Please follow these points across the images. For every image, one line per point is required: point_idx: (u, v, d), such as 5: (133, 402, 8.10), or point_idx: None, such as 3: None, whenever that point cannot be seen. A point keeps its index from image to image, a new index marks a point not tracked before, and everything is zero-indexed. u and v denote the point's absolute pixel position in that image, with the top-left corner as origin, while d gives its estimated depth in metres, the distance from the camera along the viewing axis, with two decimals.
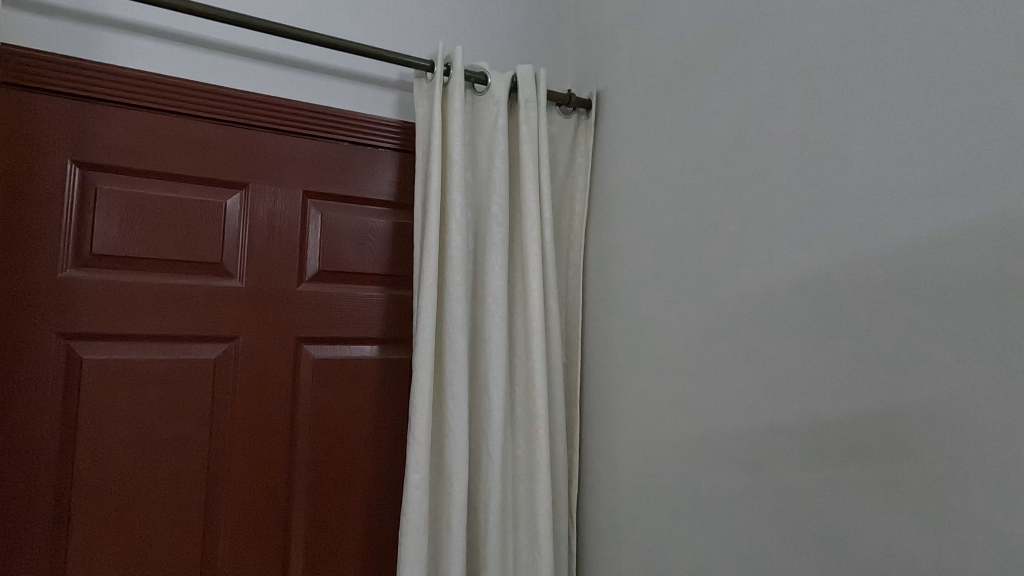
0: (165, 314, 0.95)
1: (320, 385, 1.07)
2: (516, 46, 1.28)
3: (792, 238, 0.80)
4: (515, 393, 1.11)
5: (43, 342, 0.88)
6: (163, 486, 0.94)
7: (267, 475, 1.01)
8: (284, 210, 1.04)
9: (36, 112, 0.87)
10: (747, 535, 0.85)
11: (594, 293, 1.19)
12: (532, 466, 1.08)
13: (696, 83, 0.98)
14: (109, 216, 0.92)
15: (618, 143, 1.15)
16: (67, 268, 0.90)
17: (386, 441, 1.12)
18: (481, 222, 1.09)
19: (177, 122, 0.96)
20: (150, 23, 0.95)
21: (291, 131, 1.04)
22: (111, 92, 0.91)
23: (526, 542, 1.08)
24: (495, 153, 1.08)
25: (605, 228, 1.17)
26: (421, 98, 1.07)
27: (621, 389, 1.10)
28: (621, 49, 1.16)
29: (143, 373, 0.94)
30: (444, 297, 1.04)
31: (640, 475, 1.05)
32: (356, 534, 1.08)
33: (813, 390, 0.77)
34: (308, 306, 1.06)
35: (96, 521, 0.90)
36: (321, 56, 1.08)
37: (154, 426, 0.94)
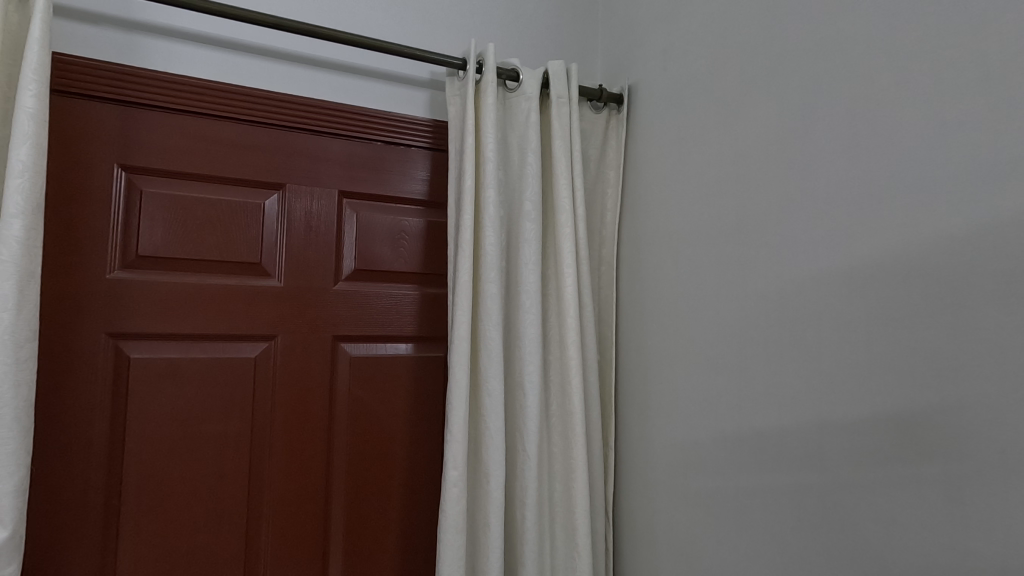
0: (207, 314, 0.97)
1: (357, 384, 1.08)
2: (545, 42, 1.28)
3: (836, 231, 0.78)
4: (550, 391, 1.11)
5: (93, 342, 0.90)
6: (207, 483, 0.96)
7: (307, 473, 1.02)
8: (319, 211, 1.05)
9: (83, 118, 0.90)
10: (792, 535, 0.82)
11: (628, 289, 1.18)
12: (568, 465, 1.08)
13: (732, 74, 0.96)
14: (153, 218, 0.94)
15: (651, 136, 1.13)
16: (115, 270, 0.92)
17: (422, 439, 1.13)
18: (514, 219, 1.09)
19: (216, 125, 0.98)
20: (188, 27, 0.96)
21: (325, 131, 1.05)
22: (153, 97, 0.93)
23: (564, 540, 1.08)
24: (528, 149, 1.08)
25: (639, 224, 1.15)
26: (453, 96, 1.08)
27: (658, 387, 1.09)
28: (653, 42, 1.15)
29: (187, 372, 0.96)
30: (478, 295, 1.04)
31: (678, 474, 1.03)
32: (395, 532, 1.09)
33: (860, 387, 0.74)
34: (344, 305, 1.07)
35: (145, 517, 0.92)
36: (353, 56, 1.09)
37: (199, 424, 0.96)
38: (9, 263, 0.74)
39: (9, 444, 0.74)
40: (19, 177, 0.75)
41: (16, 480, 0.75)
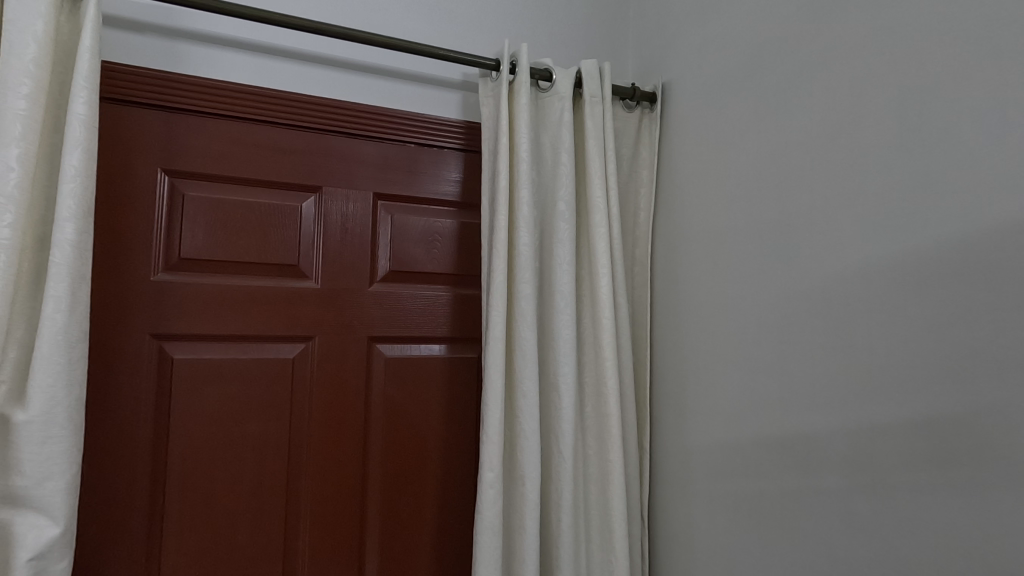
0: (247, 316, 0.99)
1: (393, 384, 1.08)
2: (576, 42, 1.27)
3: (883, 229, 0.76)
4: (585, 392, 1.10)
5: (138, 343, 0.92)
6: (247, 483, 0.98)
7: (343, 473, 1.03)
8: (354, 212, 1.06)
9: (129, 124, 0.92)
10: (839, 540, 0.80)
11: (662, 290, 1.17)
12: (604, 467, 1.07)
13: (770, 69, 0.94)
14: (194, 221, 0.96)
15: (686, 135, 1.12)
16: (158, 271, 0.94)
17: (457, 439, 1.13)
18: (548, 220, 1.08)
19: (254, 129, 0.99)
20: (228, 33, 0.98)
21: (360, 134, 1.06)
22: (194, 103, 0.95)
23: (599, 543, 1.07)
24: (561, 150, 1.07)
25: (673, 223, 1.14)
26: (487, 97, 1.08)
27: (695, 388, 1.07)
28: (686, 40, 1.13)
29: (227, 373, 0.97)
30: (513, 296, 1.04)
31: (717, 477, 1.02)
32: (429, 533, 1.09)
33: (910, 388, 0.72)
34: (379, 306, 1.07)
35: (188, 516, 0.94)
36: (387, 58, 1.10)
37: (239, 424, 0.98)
38: (62, 265, 0.76)
39: (62, 443, 0.76)
40: (71, 182, 0.77)
41: (69, 477, 0.77)
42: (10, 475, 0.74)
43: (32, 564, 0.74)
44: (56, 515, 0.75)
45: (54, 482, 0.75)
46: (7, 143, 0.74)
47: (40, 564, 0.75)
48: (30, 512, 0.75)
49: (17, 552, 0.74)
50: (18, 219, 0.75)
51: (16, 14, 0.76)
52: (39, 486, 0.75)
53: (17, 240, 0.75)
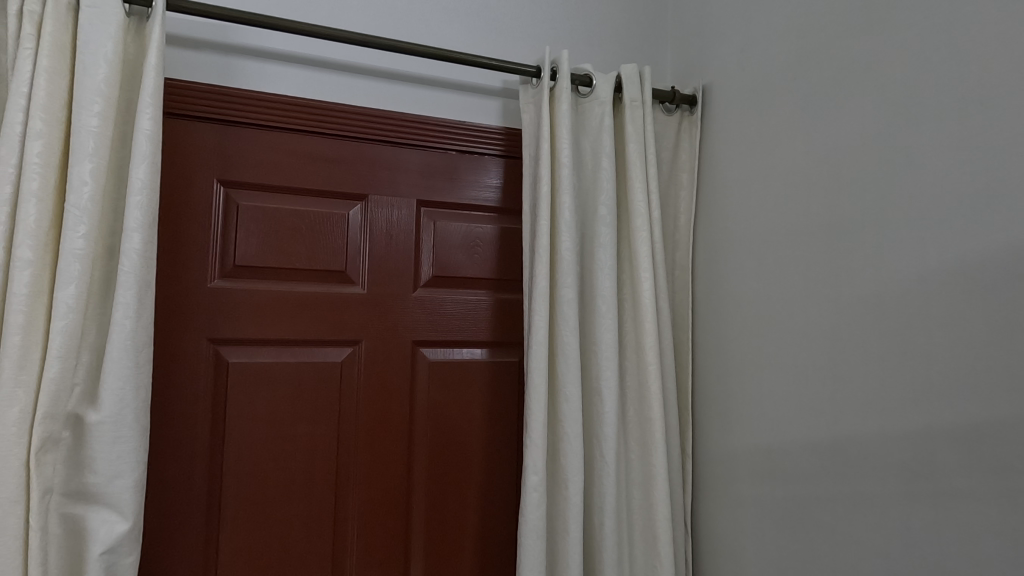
0: (297, 320, 1.02)
1: (436, 387, 1.10)
2: (614, 46, 1.27)
3: (938, 231, 0.74)
4: (627, 396, 1.10)
5: (197, 347, 0.96)
6: (299, 483, 1.00)
7: (389, 475, 1.05)
8: (399, 219, 1.08)
9: (188, 137, 0.96)
10: (895, 548, 0.78)
11: (703, 293, 1.16)
12: (647, 472, 1.07)
13: (817, 69, 0.92)
14: (247, 229, 0.99)
15: (728, 137, 1.11)
16: (214, 278, 0.98)
17: (499, 442, 1.14)
18: (589, 225, 1.09)
19: (304, 139, 1.03)
20: (278, 48, 1.01)
21: (404, 142, 1.09)
22: (248, 116, 0.98)
23: (643, 548, 1.07)
24: (602, 154, 1.08)
25: (715, 226, 1.13)
26: (528, 104, 1.09)
27: (740, 393, 1.06)
28: (727, 41, 1.12)
29: (280, 375, 1.00)
30: (555, 300, 1.05)
31: (762, 484, 1.00)
32: (472, 535, 1.10)
33: (969, 395, 0.70)
34: (423, 310, 1.09)
35: (243, 514, 0.97)
36: (429, 68, 1.12)
37: (291, 426, 1.01)
38: (130, 273, 0.80)
39: (131, 442, 0.80)
40: (138, 195, 0.81)
41: (137, 475, 0.81)
42: (84, 473, 0.79)
43: (103, 558, 0.78)
44: (125, 511, 0.79)
45: (123, 480, 0.79)
46: (81, 158, 0.79)
47: (111, 557, 0.78)
48: (103, 507, 0.79)
49: (91, 546, 0.77)
50: (91, 231, 0.79)
51: (89, 36, 0.81)
52: (111, 484, 0.79)
53: (90, 250, 0.79)
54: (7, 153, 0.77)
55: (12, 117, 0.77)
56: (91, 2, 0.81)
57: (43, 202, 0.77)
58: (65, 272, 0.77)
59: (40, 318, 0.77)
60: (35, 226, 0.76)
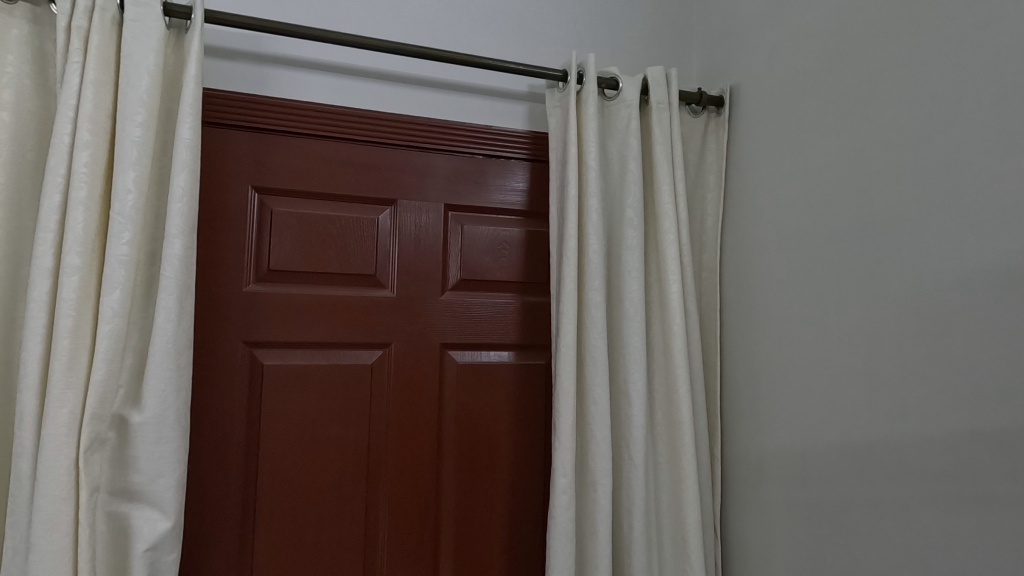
0: (329, 323, 1.03)
1: (464, 389, 1.11)
2: (639, 49, 1.27)
3: (977, 232, 0.73)
4: (655, 399, 1.10)
5: (233, 350, 0.98)
6: (331, 483, 1.02)
7: (419, 476, 1.07)
8: (427, 223, 1.10)
9: (223, 145, 0.98)
10: (935, 554, 0.76)
11: (732, 295, 1.15)
12: (676, 475, 1.07)
13: (849, 69, 0.91)
14: (281, 235, 1.01)
15: (757, 138, 1.10)
16: (249, 283, 1.00)
17: (526, 444, 1.14)
18: (616, 227, 1.09)
19: (334, 146, 1.04)
20: (310, 56, 1.03)
21: (432, 147, 1.10)
22: (282, 124, 1.00)
23: (672, 551, 1.06)
24: (629, 157, 1.08)
25: (743, 228, 1.12)
26: (554, 108, 1.10)
27: (770, 396, 1.05)
28: (755, 42, 1.11)
29: (312, 378, 1.02)
30: (582, 303, 1.05)
31: (794, 487, 0.99)
32: (501, 537, 1.11)
33: (1010, 398, 0.69)
34: (451, 313, 1.11)
35: (277, 513, 0.99)
36: (456, 73, 1.13)
37: (323, 427, 1.02)
38: (172, 278, 0.82)
39: (172, 443, 0.82)
40: (179, 202, 0.83)
41: (178, 475, 0.83)
42: (129, 473, 0.81)
43: (147, 554, 0.80)
44: (167, 510, 0.81)
45: (165, 479, 0.82)
46: (125, 167, 0.81)
47: (154, 554, 0.81)
48: (146, 505, 0.81)
49: (135, 543, 0.80)
50: (134, 237, 0.81)
51: (133, 49, 0.83)
52: (153, 483, 0.81)
53: (134, 256, 0.81)
54: (56, 163, 0.80)
55: (61, 128, 0.80)
56: (134, 16, 0.84)
57: (90, 210, 0.80)
58: (111, 277, 0.79)
59: (87, 323, 0.80)
60: (83, 233, 0.79)
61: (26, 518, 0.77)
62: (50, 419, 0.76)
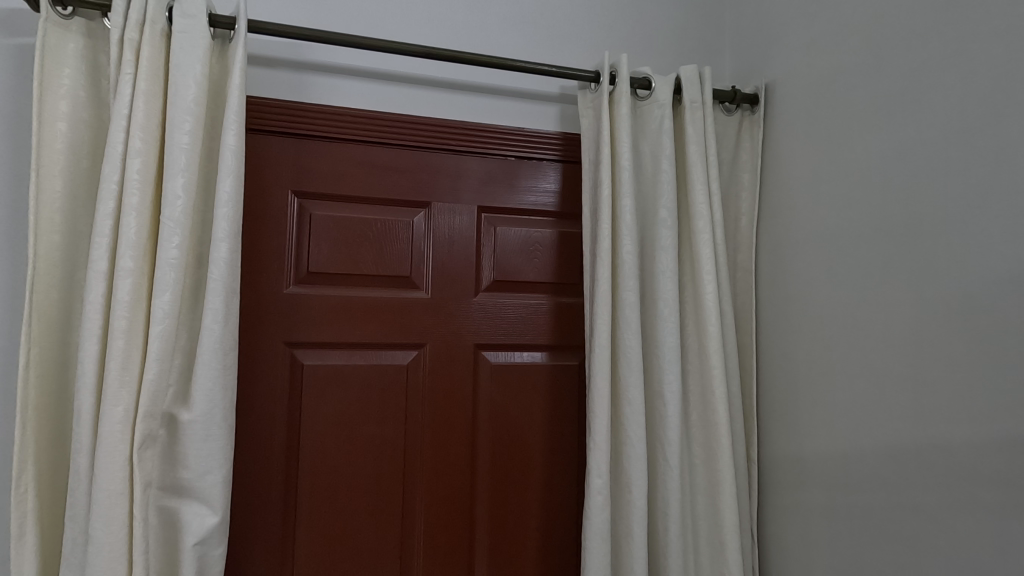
0: (366, 324, 1.05)
1: (498, 390, 1.12)
2: (671, 48, 1.26)
3: None
4: (691, 399, 1.09)
5: (275, 350, 1.01)
6: (368, 482, 1.04)
7: (454, 476, 1.08)
8: (460, 225, 1.11)
9: (265, 151, 1.01)
10: (987, 560, 0.74)
11: (768, 296, 1.13)
12: (712, 477, 1.06)
13: (890, 64, 0.89)
14: (319, 238, 1.03)
15: (793, 136, 1.08)
16: (290, 285, 1.03)
17: (560, 445, 1.15)
18: (649, 228, 1.08)
19: (371, 150, 1.06)
20: (346, 63, 1.05)
21: (465, 150, 1.11)
22: (320, 129, 1.03)
23: (709, 554, 1.05)
24: (662, 157, 1.07)
25: (780, 227, 1.11)
26: (586, 109, 1.10)
27: (809, 397, 1.03)
28: (790, 38, 1.10)
29: (350, 378, 1.04)
30: (616, 304, 1.05)
31: (834, 491, 0.97)
32: (535, 538, 1.11)
33: None
34: (484, 314, 1.12)
35: (317, 511, 1.01)
36: (488, 76, 1.14)
37: (361, 426, 1.04)
38: (219, 280, 0.85)
39: (219, 441, 0.85)
40: (225, 207, 0.86)
41: (224, 472, 0.85)
42: (179, 469, 0.84)
43: (196, 549, 0.83)
44: (214, 505, 0.84)
45: (212, 476, 0.84)
46: (174, 174, 0.84)
47: (202, 549, 0.83)
48: (195, 501, 0.84)
49: (185, 537, 0.83)
50: (183, 241, 0.84)
51: (181, 60, 0.86)
52: (202, 479, 0.84)
53: (183, 259, 0.84)
54: (110, 170, 0.83)
55: (115, 137, 0.83)
56: (182, 27, 0.87)
57: (142, 216, 0.83)
58: (162, 280, 0.82)
59: (140, 324, 0.83)
60: (136, 238, 0.82)
61: (84, 511, 0.80)
62: (106, 417, 0.79)
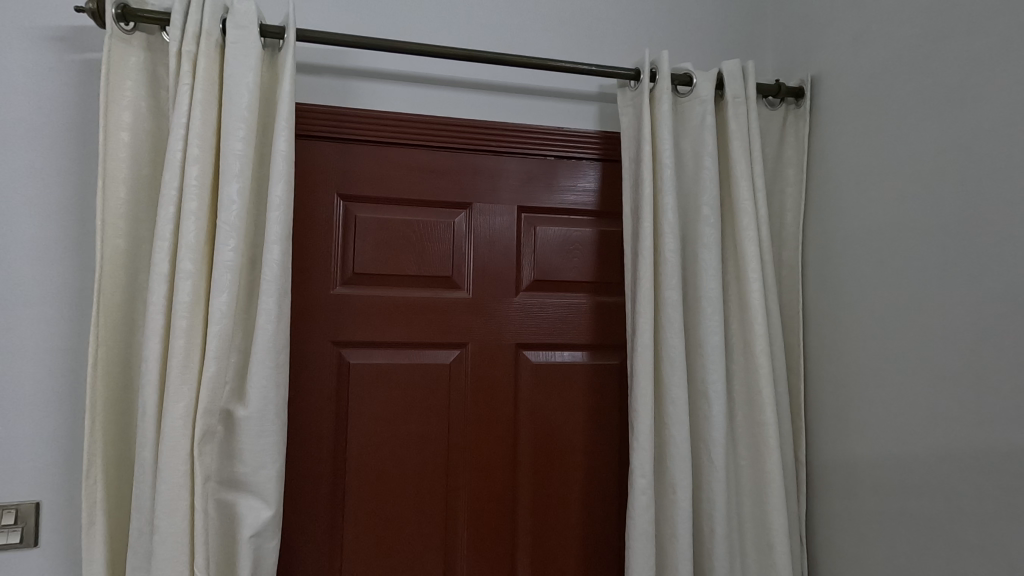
0: (409, 324, 1.07)
1: (540, 388, 1.12)
2: (711, 43, 1.24)
3: None
4: (735, 398, 1.07)
5: (322, 349, 1.04)
6: (413, 478, 1.06)
7: (497, 474, 1.09)
8: (501, 225, 1.12)
9: (312, 156, 1.04)
10: None
11: (816, 293, 1.11)
12: (759, 478, 1.04)
13: (945, 53, 0.86)
14: (364, 239, 1.06)
15: (840, 129, 1.06)
16: (336, 285, 1.05)
17: (602, 444, 1.14)
18: (691, 226, 1.07)
19: (413, 152, 1.08)
20: (389, 68, 1.08)
21: (505, 151, 1.12)
22: (364, 133, 1.05)
23: (756, 556, 1.04)
24: (704, 153, 1.06)
25: (827, 223, 1.08)
26: (626, 107, 1.09)
27: (860, 398, 1.00)
28: (837, 29, 1.07)
29: (394, 376, 1.06)
30: (658, 303, 1.04)
31: (887, 494, 0.94)
32: (577, 536, 1.11)
33: None
34: (525, 313, 1.12)
35: (364, 506, 1.03)
36: (527, 77, 1.14)
37: (406, 424, 1.06)
38: (272, 281, 0.88)
39: (273, 436, 0.88)
40: (277, 210, 0.89)
41: (278, 467, 0.88)
42: (236, 463, 0.87)
43: (252, 540, 0.86)
44: (269, 498, 0.87)
45: (267, 470, 0.87)
46: (229, 179, 0.87)
47: (258, 541, 0.86)
48: (251, 494, 0.87)
49: (241, 529, 0.86)
50: (238, 243, 0.88)
51: (234, 70, 0.90)
52: (257, 473, 0.87)
53: (238, 261, 0.87)
54: (171, 177, 0.87)
55: (174, 145, 0.87)
56: (235, 38, 0.90)
57: (200, 220, 0.87)
58: (220, 281, 0.86)
59: (199, 323, 0.87)
60: (195, 241, 0.86)
61: (149, 502, 0.84)
62: (169, 412, 0.83)
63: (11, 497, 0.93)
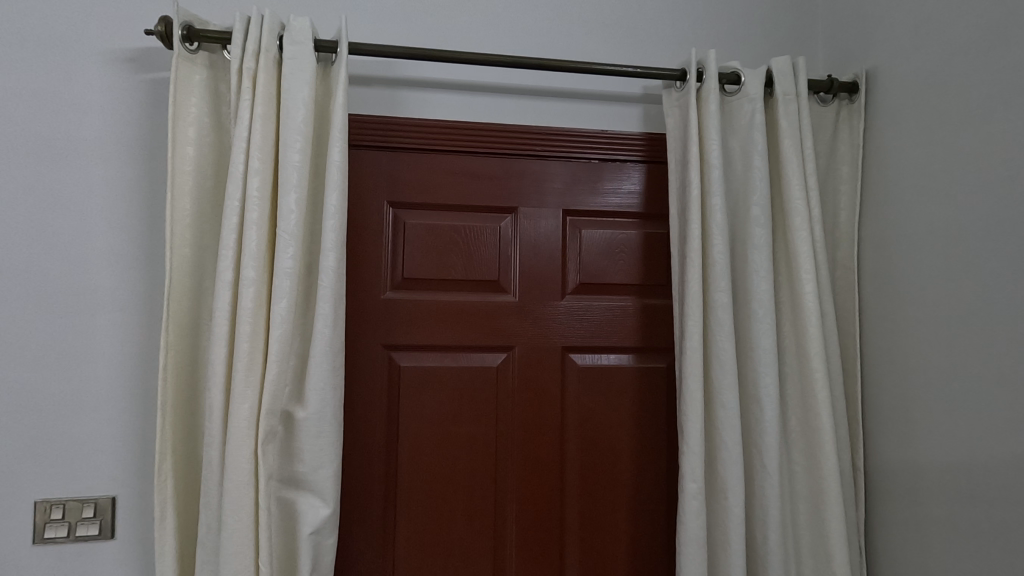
0: (457, 327, 1.09)
1: (586, 391, 1.12)
2: (759, 40, 1.22)
3: None
4: (789, 402, 1.05)
5: (374, 352, 1.07)
6: (462, 479, 1.08)
7: (544, 476, 1.09)
8: (546, 229, 1.13)
9: (362, 164, 1.07)
10: None
11: (873, 293, 1.07)
12: (815, 484, 1.01)
13: (1013, 43, 0.82)
14: (413, 245, 1.08)
15: (898, 124, 1.02)
16: (387, 290, 1.08)
17: (650, 448, 1.13)
18: (740, 226, 1.05)
19: (459, 158, 1.10)
20: (435, 77, 1.10)
21: (549, 155, 1.13)
22: (413, 141, 1.08)
23: (812, 564, 1.01)
24: (753, 152, 1.04)
25: (885, 220, 1.04)
26: (672, 108, 1.08)
27: (922, 403, 0.96)
28: (894, 22, 1.03)
29: (443, 379, 1.08)
30: (707, 305, 1.03)
31: (952, 503, 0.90)
32: (625, 540, 1.11)
33: None
34: (571, 316, 1.13)
35: (415, 505, 1.06)
36: (571, 81, 1.15)
37: (454, 425, 1.08)
38: (327, 287, 0.91)
39: (330, 437, 0.91)
40: (332, 218, 0.92)
41: (334, 467, 0.91)
42: (295, 463, 0.91)
43: (312, 537, 0.89)
44: (327, 497, 0.90)
45: (325, 470, 0.90)
46: (288, 190, 0.91)
47: (316, 538, 0.90)
48: (310, 493, 0.91)
49: (301, 526, 0.89)
50: (296, 251, 0.91)
51: (291, 84, 0.93)
52: (316, 472, 0.90)
53: (296, 267, 0.91)
54: (234, 189, 0.91)
55: (237, 159, 0.91)
56: (291, 54, 0.94)
57: (262, 229, 0.91)
58: (280, 287, 0.89)
59: (261, 328, 0.90)
60: (257, 250, 0.90)
61: (217, 498, 0.88)
62: (234, 413, 0.87)
63: (88, 493, 0.99)
